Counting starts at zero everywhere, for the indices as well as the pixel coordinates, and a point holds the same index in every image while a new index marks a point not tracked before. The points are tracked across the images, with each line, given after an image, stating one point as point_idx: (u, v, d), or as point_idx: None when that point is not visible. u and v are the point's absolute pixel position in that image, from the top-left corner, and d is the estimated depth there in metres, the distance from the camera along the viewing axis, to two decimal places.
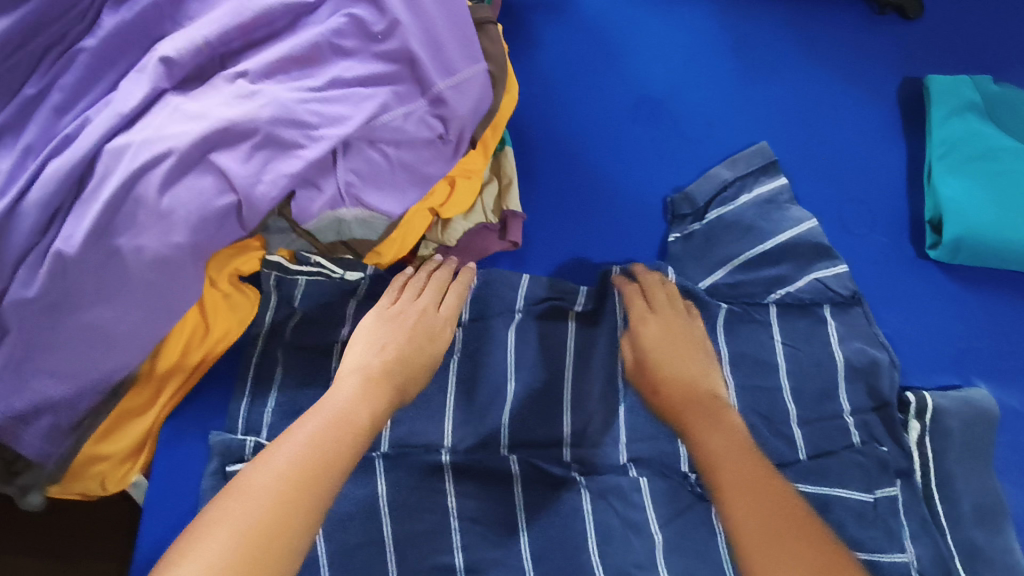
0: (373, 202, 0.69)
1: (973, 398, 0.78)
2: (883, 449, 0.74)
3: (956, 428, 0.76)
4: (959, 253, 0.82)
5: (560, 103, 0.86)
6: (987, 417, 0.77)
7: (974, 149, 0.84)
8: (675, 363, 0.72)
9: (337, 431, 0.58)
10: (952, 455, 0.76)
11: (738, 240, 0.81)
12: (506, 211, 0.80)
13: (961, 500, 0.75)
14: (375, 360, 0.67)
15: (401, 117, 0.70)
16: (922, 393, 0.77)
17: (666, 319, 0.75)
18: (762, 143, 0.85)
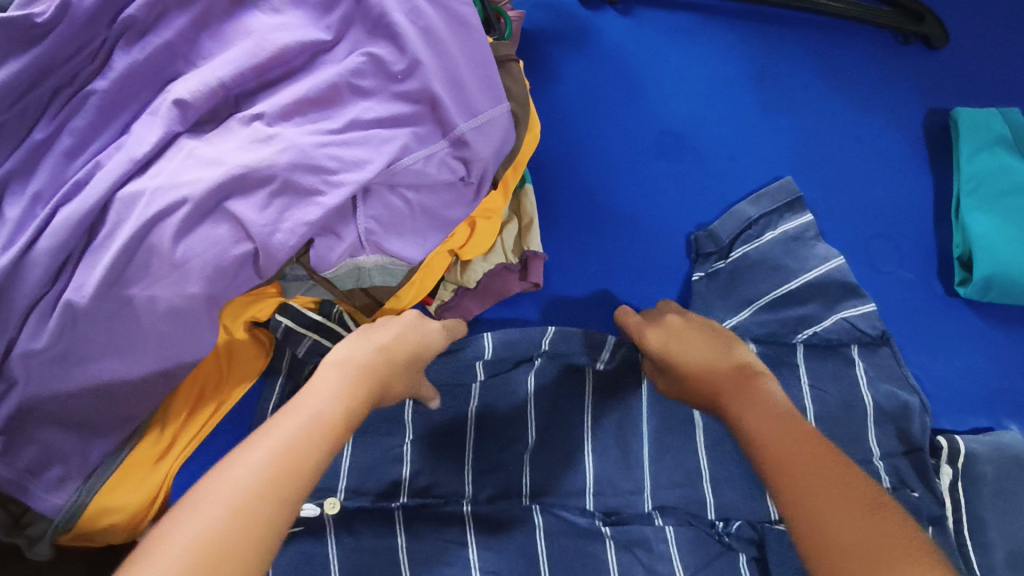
0: (393, 249, 0.67)
1: (1004, 441, 0.76)
2: (914, 494, 0.72)
3: (990, 473, 0.74)
4: (990, 291, 0.80)
5: (581, 137, 0.84)
6: (1020, 462, 0.76)
7: (1003, 184, 0.82)
8: (694, 350, 0.68)
9: (317, 426, 0.53)
10: (985, 501, 0.74)
11: (763, 279, 0.79)
12: (527, 252, 0.77)
13: (997, 547, 0.72)
14: (363, 352, 0.62)
15: (422, 160, 0.68)
16: (954, 437, 0.76)
17: (676, 321, 0.72)
18: (786, 178, 0.83)
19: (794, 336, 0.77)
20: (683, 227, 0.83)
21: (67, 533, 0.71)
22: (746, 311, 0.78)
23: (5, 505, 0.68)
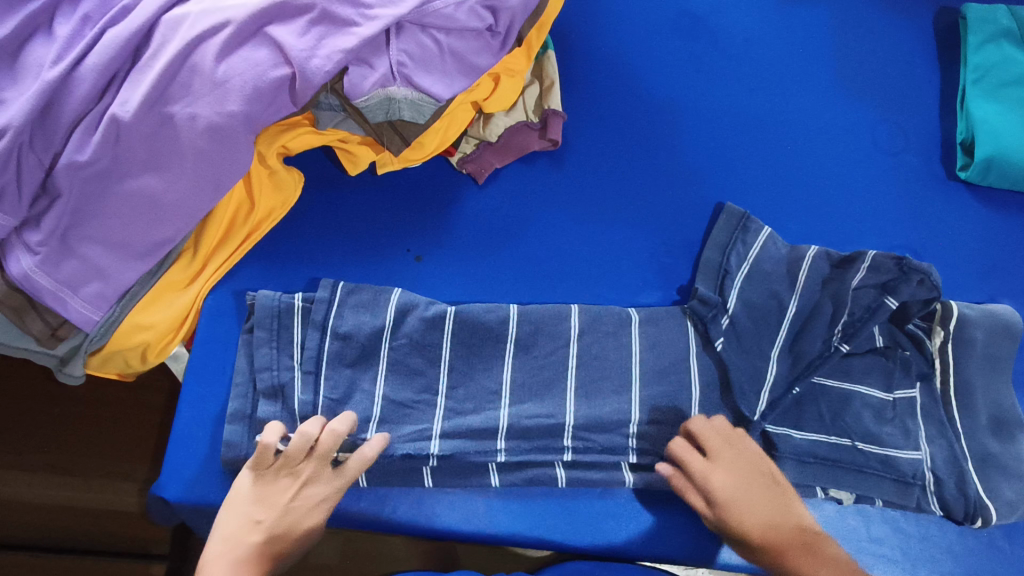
0: (423, 84, 0.70)
1: (994, 310, 0.78)
2: (905, 353, 0.76)
3: (980, 338, 0.76)
4: (990, 172, 0.83)
5: (602, 12, 0.86)
6: (1009, 331, 0.78)
7: (1005, 76, 0.85)
8: (753, 513, 0.67)
9: None
10: (973, 364, 0.76)
11: (773, 319, 0.75)
12: (547, 110, 0.79)
13: (979, 410, 0.75)
14: (250, 544, 0.62)
15: (453, 4, 0.70)
16: (949, 302, 0.77)
17: (735, 461, 0.69)
18: (727, 204, 0.80)
19: (814, 372, 0.73)
20: (697, 103, 0.85)
21: (99, 350, 0.73)
22: (780, 329, 0.75)
23: (43, 316, 0.70)
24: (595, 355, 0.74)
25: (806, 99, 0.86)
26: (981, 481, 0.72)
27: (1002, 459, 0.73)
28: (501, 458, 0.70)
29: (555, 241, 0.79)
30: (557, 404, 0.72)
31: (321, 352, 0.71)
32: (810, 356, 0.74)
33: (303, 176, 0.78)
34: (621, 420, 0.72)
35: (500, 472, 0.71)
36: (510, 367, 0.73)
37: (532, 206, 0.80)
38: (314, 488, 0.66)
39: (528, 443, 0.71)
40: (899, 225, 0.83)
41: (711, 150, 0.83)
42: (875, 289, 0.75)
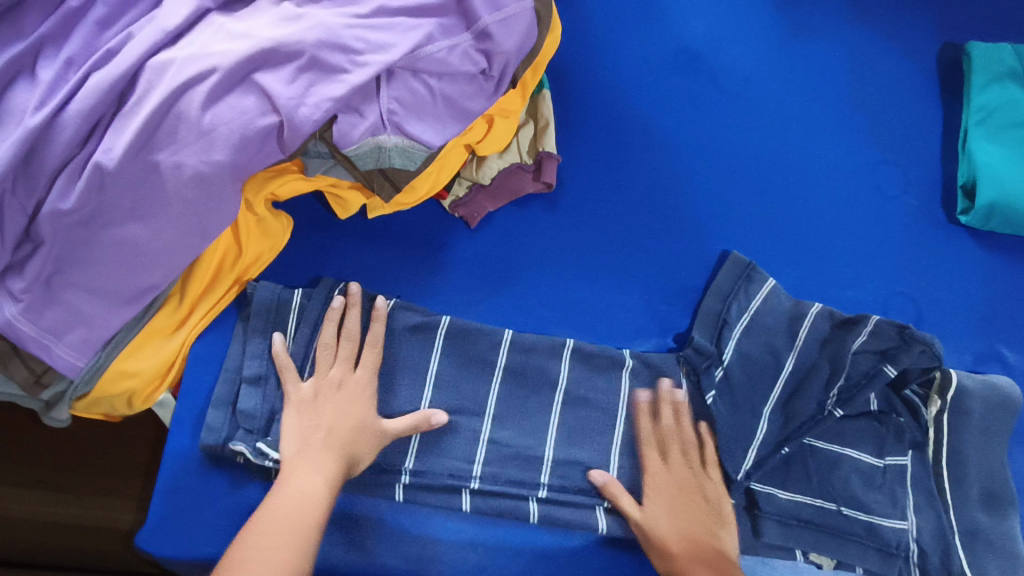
0: (414, 132, 0.68)
1: (994, 381, 0.77)
2: (900, 419, 0.75)
3: (976, 411, 0.75)
4: (991, 218, 0.81)
5: (598, 49, 0.84)
6: (1008, 405, 0.76)
7: (1011, 117, 0.83)
8: (675, 519, 0.67)
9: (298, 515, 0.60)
10: (968, 437, 0.74)
11: (769, 378, 0.75)
12: (541, 152, 0.78)
13: (972, 484, 0.74)
14: (315, 437, 0.65)
15: (445, 49, 0.69)
16: (949, 370, 0.76)
17: (683, 473, 0.70)
18: (734, 253, 0.78)
19: (805, 435, 0.72)
20: (694, 143, 0.83)
21: (84, 396, 0.71)
22: (774, 387, 0.75)
23: (25, 362, 0.69)
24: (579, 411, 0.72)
25: (805, 139, 0.84)
26: (966, 556, 0.72)
27: (988, 535, 0.73)
28: (476, 484, 0.69)
29: (545, 288, 0.77)
30: (539, 445, 0.71)
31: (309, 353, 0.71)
32: (800, 420, 0.73)
33: (292, 221, 0.77)
34: (600, 461, 0.71)
35: (472, 496, 0.69)
36: (496, 392, 0.71)
37: (523, 247, 0.78)
38: (359, 386, 0.69)
39: (504, 475, 0.69)
40: (897, 271, 0.82)
41: (707, 193, 0.81)
42: (874, 354, 0.73)
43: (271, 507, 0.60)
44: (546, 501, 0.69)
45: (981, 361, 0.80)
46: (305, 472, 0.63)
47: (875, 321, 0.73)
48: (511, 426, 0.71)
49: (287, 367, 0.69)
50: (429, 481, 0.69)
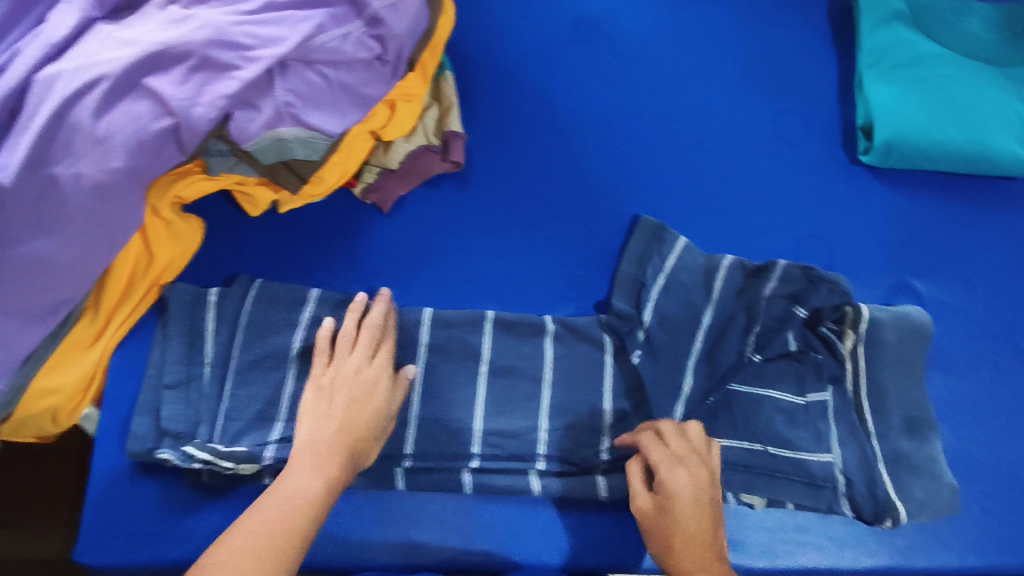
0: (314, 122, 0.68)
1: (908, 312, 0.79)
2: (818, 356, 0.77)
3: (890, 340, 0.77)
4: (890, 156, 0.83)
5: (499, 27, 0.84)
6: (921, 332, 0.78)
7: (903, 57, 0.85)
8: (685, 520, 0.63)
9: (295, 515, 0.57)
10: (884, 364, 0.77)
11: (689, 332, 0.76)
12: (448, 132, 0.78)
13: (892, 411, 0.77)
14: (330, 426, 0.62)
15: (338, 38, 0.69)
16: (860, 304, 0.77)
17: (691, 471, 0.65)
18: (644, 216, 0.80)
19: (728, 383, 0.75)
20: (598, 109, 0.84)
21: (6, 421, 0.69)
22: (695, 340, 0.75)
23: None
24: (503, 380, 0.73)
25: (707, 97, 0.86)
26: (893, 482, 0.74)
27: (912, 460, 0.76)
28: (408, 462, 0.70)
29: (463, 265, 0.78)
30: (467, 419, 0.72)
31: (231, 348, 0.71)
32: (723, 369, 0.75)
33: (204, 224, 0.76)
34: (531, 426, 0.72)
35: (405, 475, 0.70)
36: (422, 369, 0.72)
37: (437, 224, 0.79)
38: (380, 374, 0.67)
39: (436, 452, 0.71)
40: (805, 216, 0.84)
41: (616, 158, 0.83)
42: (785, 299, 0.77)
43: (261, 509, 0.57)
44: (479, 471, 0.71)
45: (892, 292, 0.83)
46: (307, 469, 0.59)
47: (783, 265, 0.76)
48: (439, 402, 0.72)
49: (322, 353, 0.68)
50: (360, 465, 0.70)
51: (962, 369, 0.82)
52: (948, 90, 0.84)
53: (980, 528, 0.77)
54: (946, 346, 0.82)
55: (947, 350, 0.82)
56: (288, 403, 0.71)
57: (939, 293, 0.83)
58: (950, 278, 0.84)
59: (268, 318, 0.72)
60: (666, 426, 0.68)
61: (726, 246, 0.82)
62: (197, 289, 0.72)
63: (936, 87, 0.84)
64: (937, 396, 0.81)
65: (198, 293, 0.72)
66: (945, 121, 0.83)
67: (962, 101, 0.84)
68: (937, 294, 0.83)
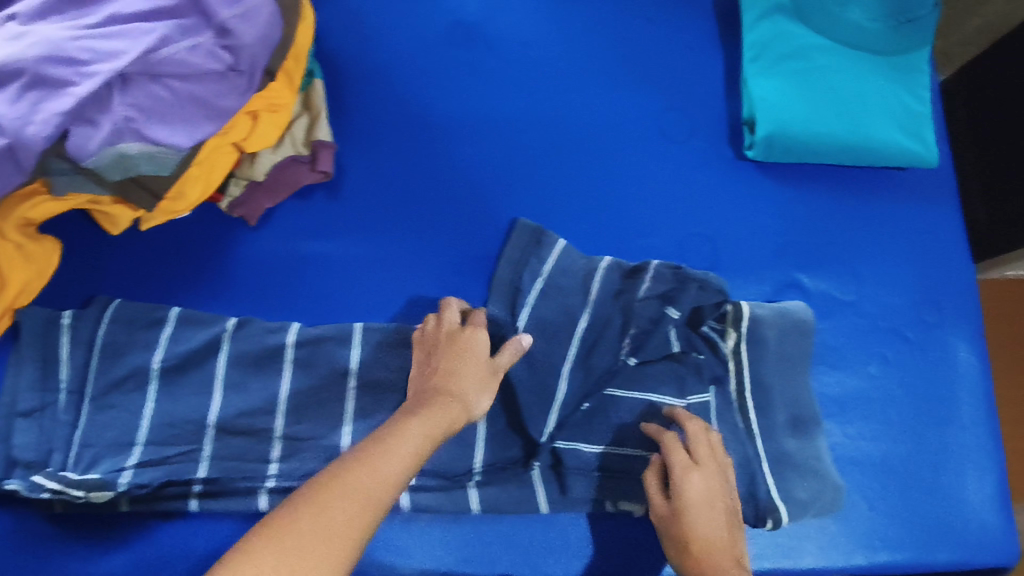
0: (159, 137, 0.66)
1: (787, 307, 0.78)
2: (698, 356, 0.76)
3: (771, 337, 0.77)
4: (773, 150, 0.82)
5: (369, 32, 0.82)
6: (801, 327, 0.78)
7: (785, 48, 0.84)
8: (701, 524, 0.65)
9: (364, 470, 0.53)
10: (766, 362, 0.77)
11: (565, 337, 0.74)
12: (315, 141, 0.76)
13: (776, 409, 0.76)
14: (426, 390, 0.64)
15: (185, 50, 0.66)
16: (741, 302, 0.77)
17: (709, 473, 0.67)
18: (523, 219, 0.78)
19: (604, 387, 0.73)
20: (476, 113, 0.82)
21: None
22: (570, 345, 0.74)
23: None
24: (373, 393, 0.72)
25: (589, 97, 0.84)
26: (777, 480, 0.73)
27: (796, 458, 0.75)
28: (271, 482, 0.69)
29: (336, 276, 0.76)
30: (334, 436, 0.70)
31: (88, 372, 0.69)
32: (599, 372, 0.74)
33: (59, 244, 0.73)
34: None
35: (269, 495, 0.69)
36: (288, 384, 0.71)
37: (309, 236, 0.77)
38: (474, 333, 0.69)
39: (300, 470, 0.69)
40: (691, 215, 0.83)
41: (495, 161, 0.81)
42: (658, 299, 0.76)
43: (359, 464, 0.53)
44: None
45: (780, 289, 0.82)
46: (395, 438, 0.57)
47: (659, 264, 0.76)
48: (307, 419, 0.71)
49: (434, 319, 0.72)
50: (222, 486, 0.68)
51: (850, 364, 0.81)
52: (831, 82, 0.83)
53: (867, 522, 0.77)
54: (834, 341, 0.82)
55: (834, 344, 0.81)
56: (148, 426, 0.68)
57: (826, 288, 0.82)
58: (837, 272, 0.83)
59: (126, 339, 0.70)
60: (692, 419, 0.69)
61: (610, 248, 0.80)
62: (55, 312, 0.70)
63: (819, 79, 0.83)
64: (825, 391, 0.80)
65: (53, 316, 0.70)
66: (828, 114, 0.82)
67: (846, 94, 0.83)
68: (824, 289, 0.82)
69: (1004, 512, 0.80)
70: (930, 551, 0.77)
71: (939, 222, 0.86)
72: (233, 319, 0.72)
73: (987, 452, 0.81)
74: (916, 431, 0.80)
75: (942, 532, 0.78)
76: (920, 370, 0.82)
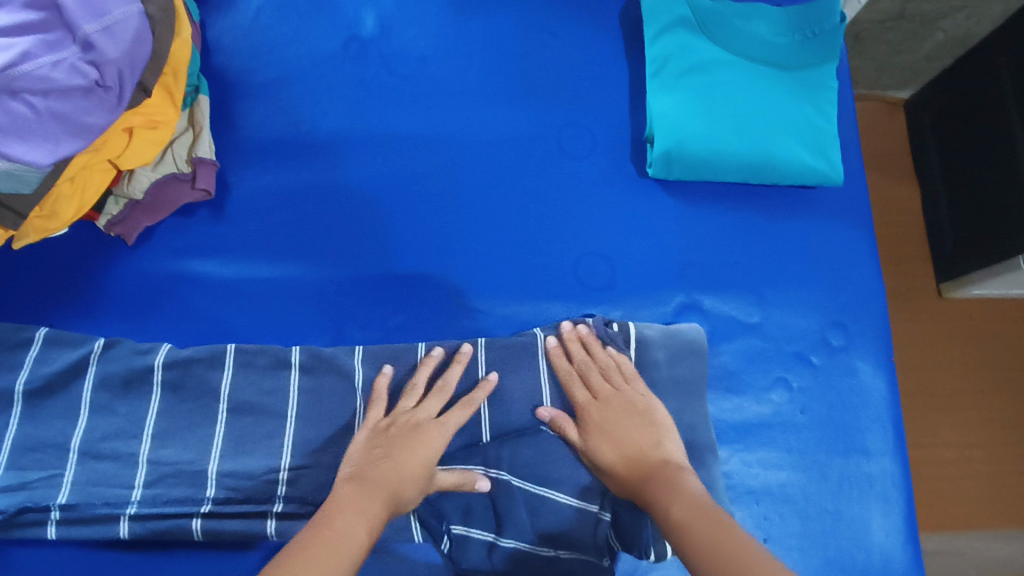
0: (15, 153, 0.63)
1: (678, 329, 0.76)
2: None
3: (661, 359, 0.74)
4: (673, 167, 0.80)
5: (264, 51, 0.83)
6: (694, 347, 0.75)
7: (684, 64, 0.82)
8: (613, 441, 0.65)
9: (340, 519, 0.56)
10: (658, 388, 0.73)
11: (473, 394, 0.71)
12: (195, 158, 0.76)
13: None
14: (368, 462, 0.62)
15: (46, 65, 0.63)
16: (629, 323, 0.75)
17: (612, 401, 0.68)
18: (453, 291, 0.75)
19: (514, 437, 0.69)
20: (370, 127, 0.81)
21: None
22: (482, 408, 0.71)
23: None
24: (245, 417, 0.69)
25: (489, 112, 0.83)
26: None
27: None
28: (133, 509, 0.66)
29: (217, 293, 0.75)
30: (202, 458, 0.67)
31: None
32: (404, 409, 0.68)
33: None
34: (270, 466, 0.68)
35: (130, 523, 0.66)
36: (156, 408, 0.69)
37: (193, 253, 0.76)
38: (441, 430, 0.66)
39: (165, 496, 0.66)
40: (588, 233, 0.80)
41: (387, 176, 0.79)
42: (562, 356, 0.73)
43: (329, 519, 0.56)
44: (210, 515, 0.67)
45: (680, 311, 0.79)
46: (354, 505, 0.58)
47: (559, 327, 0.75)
48: (173, 443, 0.68)
49: (380, 399, 0.69)
50: (81, 512, 0.66)
51: (749, 389, 0.78)
52: (733, 98, 0.81)
53: None
54: (735, 365, 0.79)
55: (735, 366, 0.79)
56: (8, 450, 0.67)
57: (730, 309, 0.80)
58: (740, 294, 0.80)
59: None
60: (568, 356, 0.72)
61: (503, 266, 0.78)
62: None
63: (719, 95, 0.81)
64: (722, 417, 0.77)
65: None
66: (729, 131, 0.80)
67: (747, 111, 0.81)
68: (727, 309, 0.80)
69: (913, 548, 0.75)
70: None
71: (851, 244, 0.84)
72: (101, 340, 0.71)
73: (898, 486, 0.77)
74: (822, 460, 0.77)
75: (842, 567, 0.73)
76: (824, 396, 0.78)
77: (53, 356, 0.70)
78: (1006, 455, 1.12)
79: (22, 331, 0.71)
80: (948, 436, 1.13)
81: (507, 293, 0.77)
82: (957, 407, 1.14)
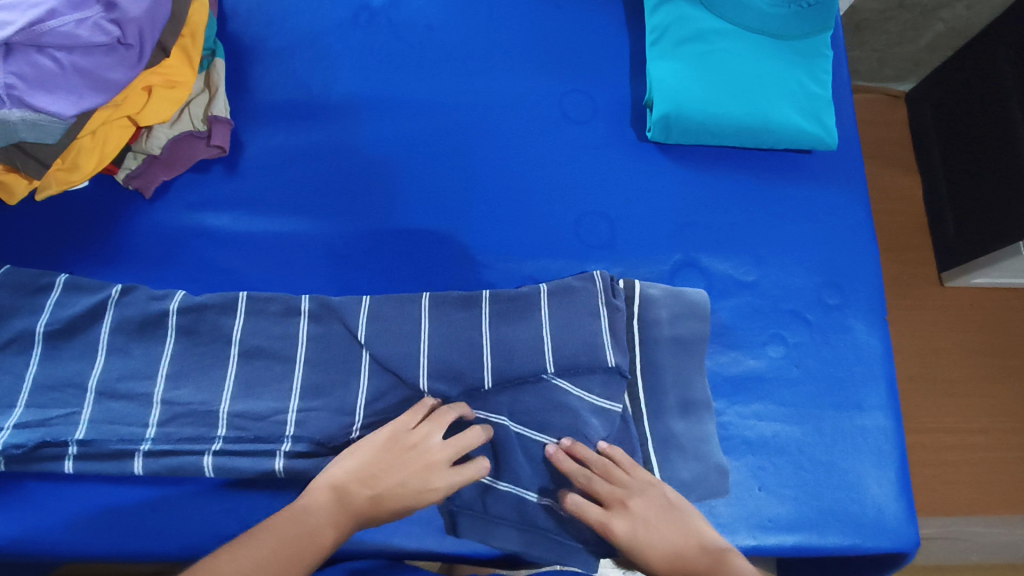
0: (40, 104, 0.66)
1: (682, 291, 0.78)
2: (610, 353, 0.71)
3: (664, 317, 0.76)
4: (671, 131, 0.83)
5: (277, 20, 0.87)
6: (695, 309, 0.77)
7: (683, 33, 0.85)
8: (651, 548, 0.64)
9: (291, 531, 0.60)
10: (660, 345, 0.75)
11: (475, 343, 0.72)
12: (211, 117, 0.80)
13: (668, 391, 0.74)
14: (360, 476, 0.64)
15: (72, 23, 0.67)
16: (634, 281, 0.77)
17: (632, 499, 0.66)
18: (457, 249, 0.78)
19: (517, 386, 0.71)
20: (378, 90, 0.84)
21: None
22: (485, 356, 0.71)
23: None
24: (256, 361, 0.72)
25: (493, 78, 0.86)
26: (658, 464, 0.72)
27: (683, 440, 0.73)
28: (147, 446, 0.68)
29: (230, 246, 0.78)
30: (213, 398, 0.70)
31: None
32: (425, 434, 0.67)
33: None
34: (279, 408, 0.70)
35: (145, 459, 0.68)
36: (171, 352, 0.72)
37: (208, 209, 0.79)
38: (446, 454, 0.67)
39: (177, 434, 0.69)
40: (589, 193, 0.82)
41: (394, 137, 0.82)
42: (567, 306, 0.73)
43: (271, 531, 0.60)
44: (221, 453, 0.69)
45: (677, 270, 0.81)
46: (318, 517, 0.62)
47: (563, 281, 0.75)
48: (186, 384, 0.71)
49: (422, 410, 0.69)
50: (98, 448, 0.68)
51: (745, 344, 0.80)
52: (730, 65, 0.84)
53: (758, 501, 0.75)
54: (730, 321, 0.81)
55: (732, 322, 0.81)
56: (28, 390, 0.70)
57: (727, 267, 0.82)
58: (737, 254, 0.83)
59: (12, 304, 0.72)
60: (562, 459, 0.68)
61: (505, 223, 0.80)
62: None
63: (717, 62, 0.84)
64: (719, 370, 0.79)
65: None
66: (726, 98, 0.83)
67: (743, 77, 0.84)
68: (724, 268, 0.82)
69: (907, 502, 0.77)
70: (823, 534, 0.74)
71: (845, 207, 0.86)
72: (118, 286, 0.74)
73: (890, 440, 0.79)
74: (818, 414, 0.78)
75: (836, 515, 0.75)
76: (819, 351, 0.80)
77: (72, 301, 0.73)
78: (1006, 432, 1.14)
79: (43, 278, 0.74)
80: (949, 415, 1.14)
81: (509, 249, 0.80)
82: (955, 379, 1.16)
